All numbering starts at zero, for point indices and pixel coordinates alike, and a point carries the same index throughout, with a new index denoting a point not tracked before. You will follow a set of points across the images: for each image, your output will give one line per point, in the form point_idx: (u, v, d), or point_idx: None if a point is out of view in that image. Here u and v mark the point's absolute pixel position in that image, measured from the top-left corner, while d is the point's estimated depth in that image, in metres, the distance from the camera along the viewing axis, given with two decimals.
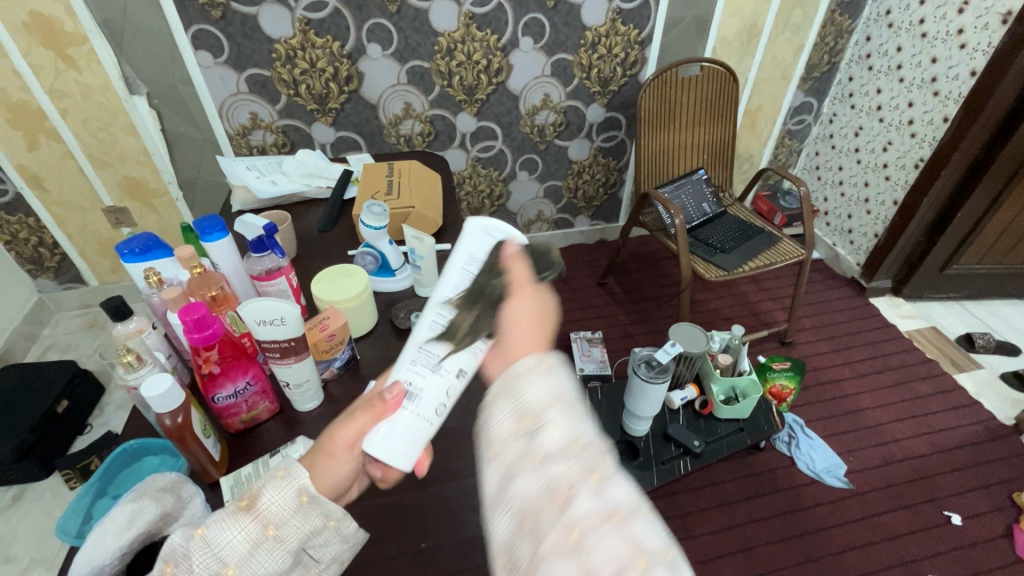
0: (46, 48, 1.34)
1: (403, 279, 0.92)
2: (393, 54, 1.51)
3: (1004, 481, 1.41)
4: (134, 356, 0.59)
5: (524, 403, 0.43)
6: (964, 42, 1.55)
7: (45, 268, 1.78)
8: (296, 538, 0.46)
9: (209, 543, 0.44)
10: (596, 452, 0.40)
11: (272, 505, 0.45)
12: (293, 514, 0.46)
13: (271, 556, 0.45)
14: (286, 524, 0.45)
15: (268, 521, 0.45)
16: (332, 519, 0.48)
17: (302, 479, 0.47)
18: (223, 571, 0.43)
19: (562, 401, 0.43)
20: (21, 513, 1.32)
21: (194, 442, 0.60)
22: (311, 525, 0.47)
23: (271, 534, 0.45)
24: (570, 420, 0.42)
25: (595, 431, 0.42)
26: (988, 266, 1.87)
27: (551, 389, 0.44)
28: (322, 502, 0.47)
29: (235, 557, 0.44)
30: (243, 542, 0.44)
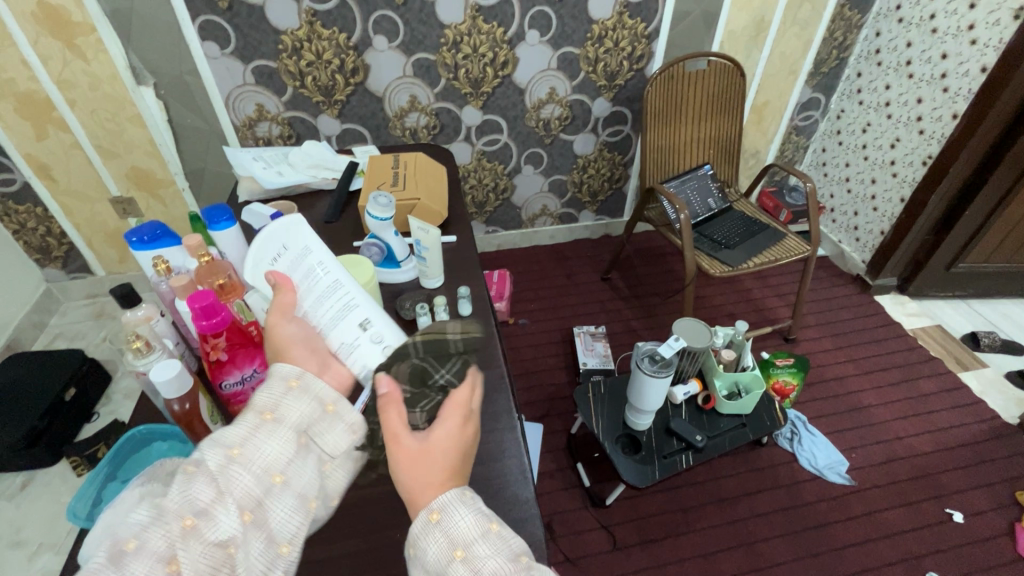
0: (55, 37, 1.34)
1: (409, 271, 0.92)
2: (399, 47, 1.50)
3: (1006, 479, 1.41)
4: (143, 342, 0.60)
5: (427, 568, 0.43)
6: (975, 38, 1.53)
7: (53, 258, 1.80)
8: (296, 418, 0.47)
9: (212, 436, 0.44)
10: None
11: (264, 395, 0.47)
12: (285, 396, 0.48)
13: (274, 436, 0.46)
14: (281, 406, 0.47)
15: (263, 408, 0.47)
16: (329, 403, 0.50)
17: (284, 370, 0.49)
18: (229, 452, 0.44)
19: (462, 551, 0.42)
20: (31, 498, 1.34)
21: (201, 426, 0.64)
22: (308, 407, 0.48)
23: (270, 417, 0.46)
24: (474, 565, 0.42)
25: (505, 557, 0.43)
26: (995, 264, 1.86)
27: (448, 542, 0.43)
28: (310, 384, 0.49)
29: (239, 440, 0.45)
30: (244, 428, 0.45)
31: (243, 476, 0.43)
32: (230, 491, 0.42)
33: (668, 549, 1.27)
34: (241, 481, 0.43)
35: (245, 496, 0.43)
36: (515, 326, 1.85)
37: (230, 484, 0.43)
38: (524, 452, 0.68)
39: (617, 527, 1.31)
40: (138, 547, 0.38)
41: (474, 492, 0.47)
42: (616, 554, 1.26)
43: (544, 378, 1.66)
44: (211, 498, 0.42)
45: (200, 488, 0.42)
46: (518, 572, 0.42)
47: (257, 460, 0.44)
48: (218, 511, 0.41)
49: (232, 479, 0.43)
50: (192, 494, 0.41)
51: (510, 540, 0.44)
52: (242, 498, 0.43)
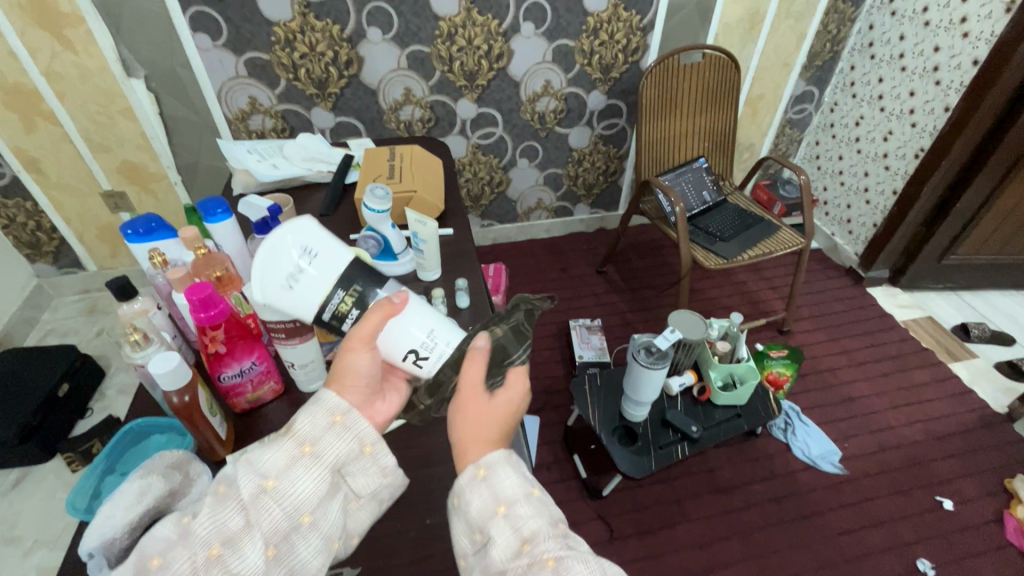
0: (43, 29, 1.32)
1: (406, 263, 0.92)
2: (393, 39, 1.49)
3: (995, 467, 1.43)
4: (141, 334, 0.60)
5: (472, 518, 0.47)
6: (967, 31, 1.54)
7: (43, 253, 1.78)
8: (332, 457, 0.47)
9: (252, 462, 0.45)
10: (543, 539, 0.44)
11: (306, 427, 0.47)
12: (326, 432, 0.48)
13: (309, 472, 0.46)
14: (320, 441, 0.47)
15: (303, 439, 0.47)
16: (366, 445, 0.50)
17: (331, 402, 0.49)
18: (264, 483, 0.44)
19: (506, 506, 0.46)
20: (24, 495, 1.33)
21: (203, 421, 0.61)
22: (345, 446, 0.48)
23: (308, 452, 0.47)
24: (515, 524, 0.45)
25: (543, 521, 0.45)
26: (986, 256, 1.88)
27: (494, 497, 0.47)
28: (354, 423, 0.49)
29: (276, 471, 0.45)
30: (282, 458, 0.46)
31: (273, 510, 0.44)
32: (259, 523, 0.43)
33: (664, 538, 1.29)
34: (270, 515, 0.44)
35: (272, 530, 0.44)
36: None
37: (259, 516, 0.43)
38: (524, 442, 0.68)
39: (613, 517, 1.32)
40: (162, 564, 0.41)
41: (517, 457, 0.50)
42: (613, 544, 1.28)
43: (541, 371, 1.67)
44: (240, 527, 0.43)
45: (231, 515, 0.43)
46: (555, 535, 0.45)
47: (289, 497, 0.45)
48: (245, 540, 0.43)
49: (260, 511, 0.44)
50: (223, 520, 0.43)
51: (549, 506, 0.47)
52: (270, 532, 0.44)
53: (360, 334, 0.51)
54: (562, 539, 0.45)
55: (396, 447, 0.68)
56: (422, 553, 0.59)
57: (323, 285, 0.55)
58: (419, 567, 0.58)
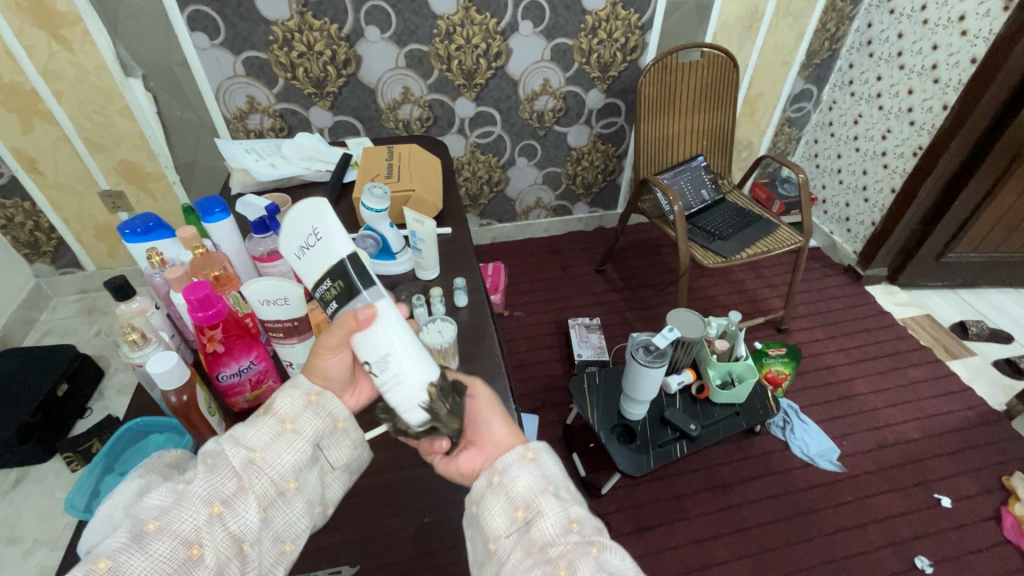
0: (40, 28, 1.32)
1: (404, 262, 0.93)
2: (391, 37, 1.49)
3: (993, 464, 1.44)
4: (139, 334, 0.60)
5: (515, 494, 0.48)
6: (964, 29, 1.54)
7: (42, 253, 1.77)
8: (312, 431, 0.52)
9: (237, 437, 0.49)
10: (590, 523, 0.47)
11: (285, 406, 0.52)
12: (305, 409, 0.52)
13: (293, 445, 0.50)
14: (300, 419, 0.52)
15: (285, 417, 0.51)
16: (340, 421, 0.54)
17: (306, 385, 0.54)
18: (252, 455, 0.48)
19: (554, 488, 0.48)
20: (24, 495, 1.33)
21: (200, 420, 0.61)
22: (322, 422, 0.53)
23: (289, 428, 0.51)
24: (562, 504, 0.47)
25: (585, 509, 0.48)
26: (983, 254, 1.88)
27: (540, 478, 0.49)
28: (327, 401, 0.54)
29: (261, 444, 0.49)
30: (266, 433, 0.50)
31: (262, 478, 0.48)
32: (251, 488, 0.47)
33: (663, 535, 1.29)
34: (259, 482, 0.48)
35: (262, 494, 0.48)
36: (510, 318, 1.85)
37: (251, 483, 0.47)
38: None
39: (612, 515, 1.32)
40: (159, 528, 0.42)
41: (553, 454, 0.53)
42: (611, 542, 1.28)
43: (539, 370, 1.67)
44: (233, 492, 0.46)
45: (224, 481, 0.46)
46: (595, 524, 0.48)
47: (275, 466, 0.49)
48: (239, 504, 0.46)
49: (250, 478, 0.47)
50: (216, 486, 0.46)
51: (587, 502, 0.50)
52: (260, 496, 0.47)
53: (330, 339, 0.52)
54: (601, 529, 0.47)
55: (392, 445, 0.68)
56: (418, 551, 0.59)
57: (316, 271, 0.53)
58: (415, 564, 0.58)
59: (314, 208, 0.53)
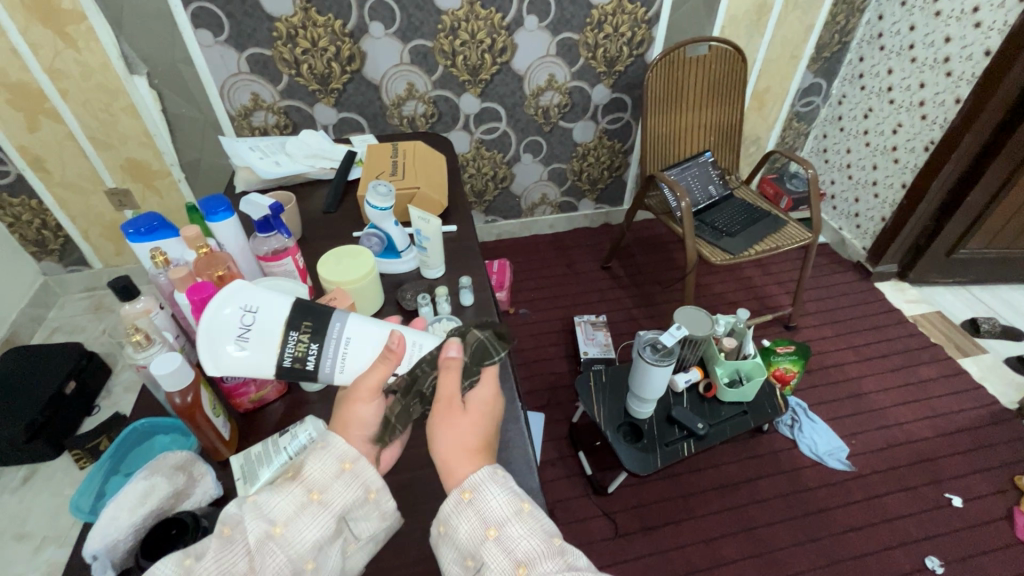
0: (45, 26, 1.31)
1: (410, 261, 0.92)
2: (396, 33, 1.48)
3: (1006, 463, 1.42)
4: (143, 335, 0.59)
5: (460, 543, 0.47)
6: (979, 21, 1.51)
7: (49, 251, 1.78)
8: (339, 505, 0.48)
9: (262, 506, 0.46)
10: (540, 560, 0.45)
11: (315, 472, 0.49)
12: (335, 479, 0.49)
13: (317, 521, 0.47)
14: (328, 489, 0.48)
15: (312, 486, 0.48)
16: (372, 491, 0.50)
17: (342, 448, 0.50)
18: (271, 530, 0.45)
19: (495, 530, 0.46)
20: (34, 492, 1.34)
21: (205, 421, 0.60)
22: (352, 494, 0.49)
23: (316, 499, 0.48)
24: (507, 546, 0.46)
25: (537, 539, 0.46)
26: (995, 249, 1.85)
27: (485, 520, 0.47)
28: (361, 471, 0.50)
29: (284, 517, 0.46)
30: (291, 504, 0.47)
31: (278, 556, 0.45)
32: (265, 566, 0.44)
33: (669, 535, 1.28)
34: (274, 562, 0.45)
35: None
36: (515, 315, 1.84)
37: (264, 561, 0.44)
38: (529, 442, 0.68)
39: (619, 514, 1.32)
40: None
41: (505, 472, 0.51)
42: (618, 540, 1.27)
43: (545, 368, 1.66)
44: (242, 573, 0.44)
45: (234, 561, 0.44)
46: (551, 553, 0.46)
47: (294, 545, 0.46)
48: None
49: (264, 557, 0.44)
50: (228, 565, 0.44)
51: (541, 522, 0.48)
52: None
53: (368, 386, 0.53)
54: (559, 560, 0.46)
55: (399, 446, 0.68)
56: (425, 554, 0.59)
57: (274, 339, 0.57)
58: (422, 568, 0.58)
59: (232, 288, 0.57)
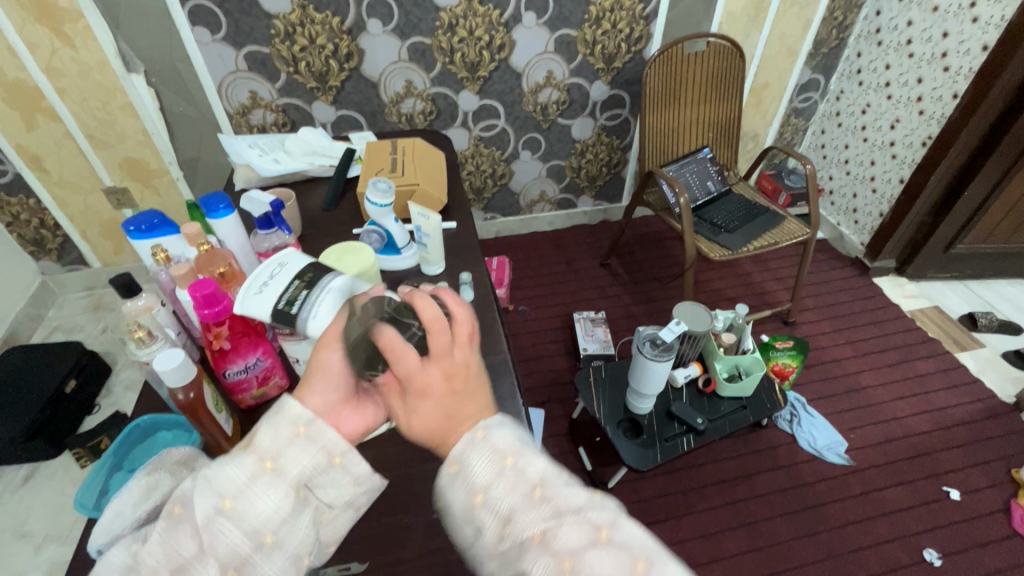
0: (41, 24, 1.31)
1: (409, 257, 0.91)
2: (394, 30, 1.48)
3: (1003, 457, 1.43)
4: (145, 331, 0.60)
5: (457, 514, 0.43)
6: (976, 16, 1.52)
7: (47, 250, 1.78)
8: (297, 471, 0.44)
9: (210, 480, 0.42)
10: (524, 515, 0.39)
11: (267, 440, 0.44)
12: (290, 446, 0.44)
13: (271, 490, 0.43)
14: (282, 456, 0.44)
15: (264, 455, 0.44)
16: (337, 456, 0.46)
17: (295, 412, 0.46)
18: (220, 504, 0.42)
19: (480, 495, 0.41)
20: (35, 490, 1.35)
21: (207, 417, 0.61)
22: (311, 459, 0.45)
23: (269, 468, 0.43)
24: (493, 507, 0.41)
25: (523, 494, 0.40)
26: (993, 244, 1.86)
27: (471, 488, 0.42)
28: (320, 433, 0.46)
29: (233, 491, 0.42)
30: (241, 476, 0.43)
31: (231, 532, 0.41)
32: (216, 545, 0.41)
33: (670, 529, 1.29)
34: (228, 537, 0.41)
35: (229, 554, 0.41)
36: (515, 312, 1.84)
37: (214, 539, 0.41)
38: None
39: None
40: None
41: (486, 429, 0.44)
42: None
43: (544, 364, 1.66)
44: (193, 554, 0.42)
45: (184, 539, 0.42)
46: (535, 505, 0.40)
47: (248, 518, 0.42)
48: (200, 564, 0.41)
49: (214, 534, 0.41)
50: (176, 547, 0.42)
51: (525, 472, 0.41)
52: (226, 556, 0.41)
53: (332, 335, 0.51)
54: (544, 508, 0.39)
55: (400, 441, 0.68)
56: (428, 548, 0.59)
57: (282, 282, 0.61)
58: (425, 562, 0.58)
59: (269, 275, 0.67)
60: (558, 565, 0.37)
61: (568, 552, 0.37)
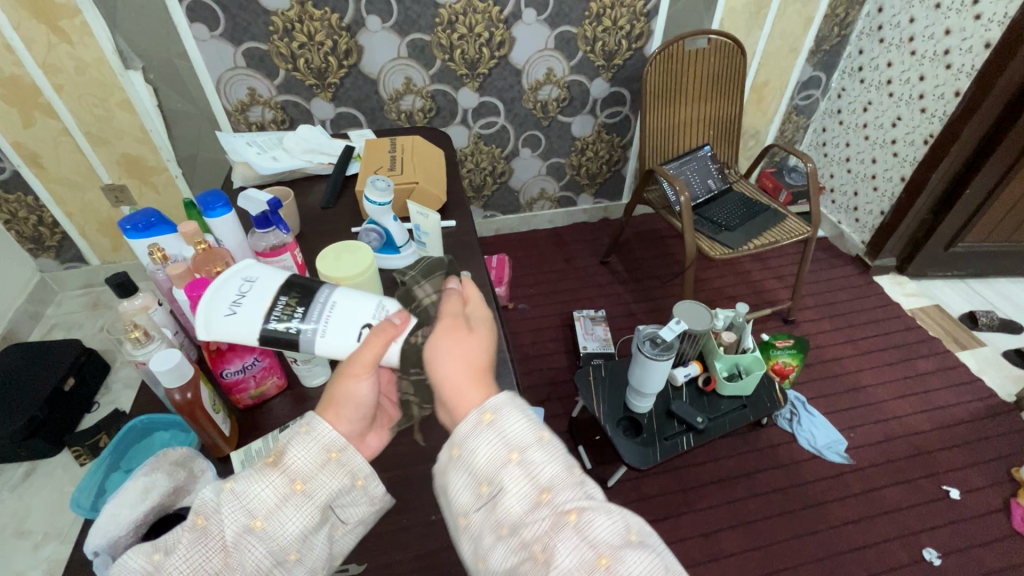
0: (38, 20, 1.30)
1: (408, 256, 0.90)
2: (393, 27, 1.47)
3: (1002, 456, 1.42)
4: (142, 332, 0.59)
5: (477, 469, 0.43)
6: (979, 13, 1.51)
7: (46, 248, 1.77)
8: (324, 494, 0.47)
9: (241, 499, 0.44)
10: (563, 488, 0.42)
11: (299, 461, 0.46)
12: (320, 469, 0.47)
13: (299, 511, 0.45)
14: (313, 479, 0.46)
15: (295, 477, 0.46)
16: (360, 479, 0.49)
17: (328, 436, 0.47)
18: (252, 523, 0.44)
19: (518, 454, 0.42)
20: (34, 488, 1.34)
21: (205, 418, 0.60)
22: (338, 482, 0.47)
23: (299, 489, 0.46)
24: (530, 471, 0.42)
25: (560, 466, 0.42)
26: (994, 243, 1.85)
27: (505, 444, 0.42)
28: (349, 459, 0.48)
29: (264, 510, 0.45)
30: (273, 495, 0.45)
31: (256, 549, 0.44)
32: (242, 561, 0.44)
33: (669, 528, 1.29)
34: (253, 555, 0.44)
35: (253, 570, 0.44)
36: (515, 310, 1.84)
37: (241, 555, 0.44)
38: None
39: None
40: None
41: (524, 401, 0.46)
42: None
43: (544, 362, 1.66)
44: (218, 568, 0.44)
45: (210, 555, 0.44)
46: (572, 483, 0.42)
47: (276, 537, 0.45)
48: None
49: (243, 549, 0.44)
50: (202, 561, 0.43)
51: (563, 449, 0.44)
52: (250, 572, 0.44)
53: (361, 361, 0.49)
54: (580, 490, 0.42)
55: (399, 441, 0.68)
56: (428, 549, 0.59)
57: (261, 300, 0.56)
58: (425, 562, 0.58)
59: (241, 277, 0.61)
60: (592, 555, 0.39)
61: (604, 546, 0.39)
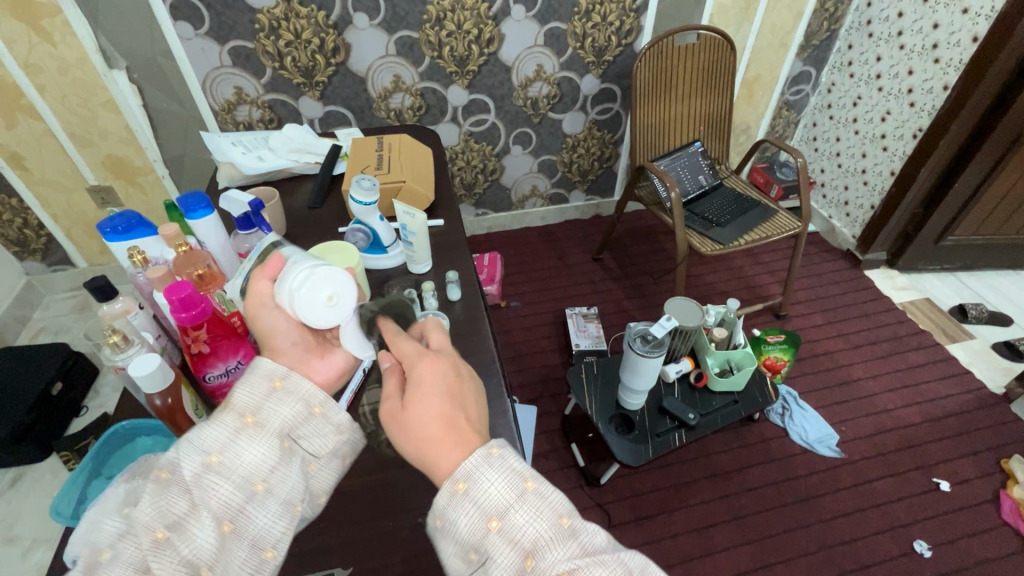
0: (18, 19, 1.28)
1: (396, 256, 0.91)
2: (381, 24, 1.46)
3: (992, 447, 1.44)
4: (120, 336, 0.58)
5: (462, 539, 0.43)
6: (966, 7, 1.51)
7: (31, 251, 1.75)
8: (278, 423, 0.49)
9: (194, 440, 0.47)
10: (550, 547, 0.41)
11: (245, 397, 0.50)
12: (267, 399, 0.50)
13: (255, 440, 0.48)
14: (261, 410, 0.49)
15: (244, 410, 0.49)
16: (315, 406, 0.52)
17: (269, 368, 0.51)
18: (207, 459, 0.46)
19: (496, 521, 0.42)
20: (21, 494, 1.33)
21: (186, 421, 0.62)
22: (291, 411, 0.50)
23: (251, 421, 0.48)
24: (511, 535, 0.42)
25: (546, 520, 0.42)
26: (983, 236, 1.86)
27: (489, 511, 0.43)
28: (294, 385, 0.51)
29: (218, 446, 0.47)
30: (225, 432, 0.47)
31: (221, 484, 0.46)
32: (207, 501, 0.45)
33: (662, 524, 1.29)
34: (218, 490, 0.45)
35: (223, 506, 0.45)
36: (507, 308, 1.84)
37: (204, 494, 0.45)
38: (517, 437, 0.68)
39: (611, 505, 1.33)
40: (113, 557, 0.41)
41: (502, 449, 0.45)
42: (611, 531, 1.28)
43: (536, 361, 1.66)
44: (185, 510, 0.44)
45: (175, 499, 0.44)
46: (560, 538, 0.42)
47: (236, 468, 0.47)
48: (192, 522, 0.44)
49: (206, 486, 0.45)
50: (167, 506, 0.44)
51: (551, 501, 0.43)
52: (220, 509, 0.45)
53: (253, 300, 0.57)
54: (572, 546, 0.42)
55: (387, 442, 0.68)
56: (414, 551, 0.59)
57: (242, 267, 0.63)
58: (411, 565, 0.57)
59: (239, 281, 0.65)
60: None
61: None
